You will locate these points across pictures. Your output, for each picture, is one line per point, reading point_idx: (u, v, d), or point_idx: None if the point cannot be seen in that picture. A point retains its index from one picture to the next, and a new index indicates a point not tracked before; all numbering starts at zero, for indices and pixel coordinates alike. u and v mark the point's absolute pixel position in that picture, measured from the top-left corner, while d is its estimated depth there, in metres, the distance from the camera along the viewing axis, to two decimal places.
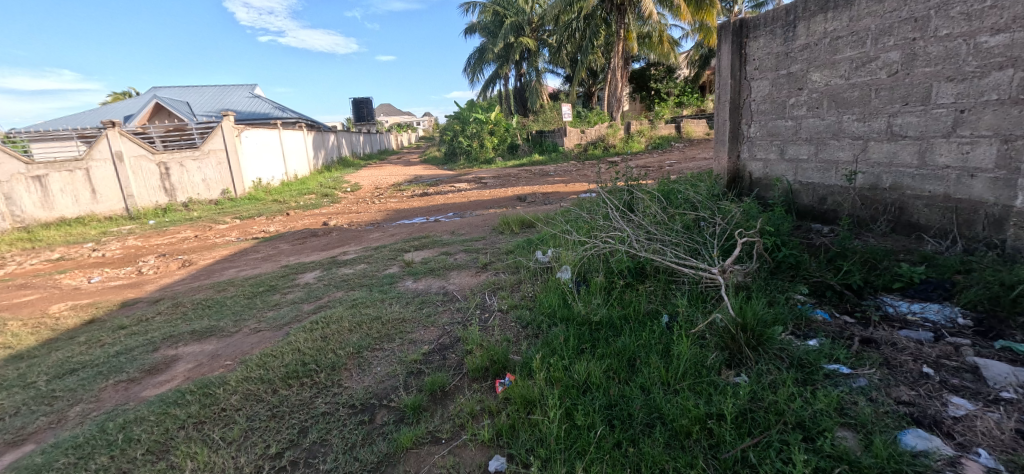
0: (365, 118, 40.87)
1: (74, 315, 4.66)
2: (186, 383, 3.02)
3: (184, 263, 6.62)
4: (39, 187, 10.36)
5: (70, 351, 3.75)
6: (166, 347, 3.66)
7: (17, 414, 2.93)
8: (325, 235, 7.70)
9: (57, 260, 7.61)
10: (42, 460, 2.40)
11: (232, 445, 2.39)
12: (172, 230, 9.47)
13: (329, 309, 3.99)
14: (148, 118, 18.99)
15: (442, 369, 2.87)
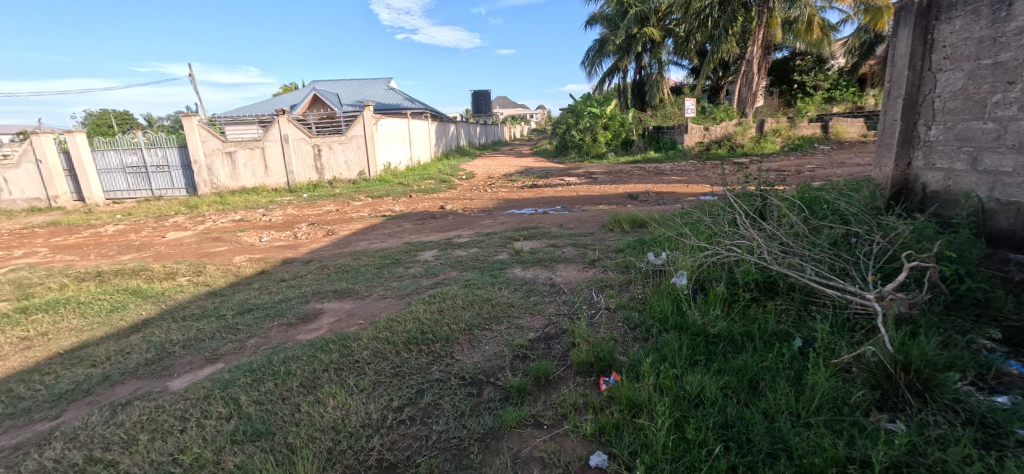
0: (482, 110, 42.64)
1: (250, 266, 5.62)
2: (330, 334, 3.46)
3: (328, 232, 7.58)
4: (230, 162, 13.01)
5: (248, 294, 4.55)
6: (314, 301, 4.25)
7: (214, 337, 3.65)
8: (442, 218, 8.23)
9: (239, 221, 9.22)
10: (228, 376, 2.95)
11: (363, 392, 2.69)
12: (320, 203, 10.87)
13: (444, 286, 4.26)
14: (308, 107, 21.95)
15: (547, 357, 2.92)
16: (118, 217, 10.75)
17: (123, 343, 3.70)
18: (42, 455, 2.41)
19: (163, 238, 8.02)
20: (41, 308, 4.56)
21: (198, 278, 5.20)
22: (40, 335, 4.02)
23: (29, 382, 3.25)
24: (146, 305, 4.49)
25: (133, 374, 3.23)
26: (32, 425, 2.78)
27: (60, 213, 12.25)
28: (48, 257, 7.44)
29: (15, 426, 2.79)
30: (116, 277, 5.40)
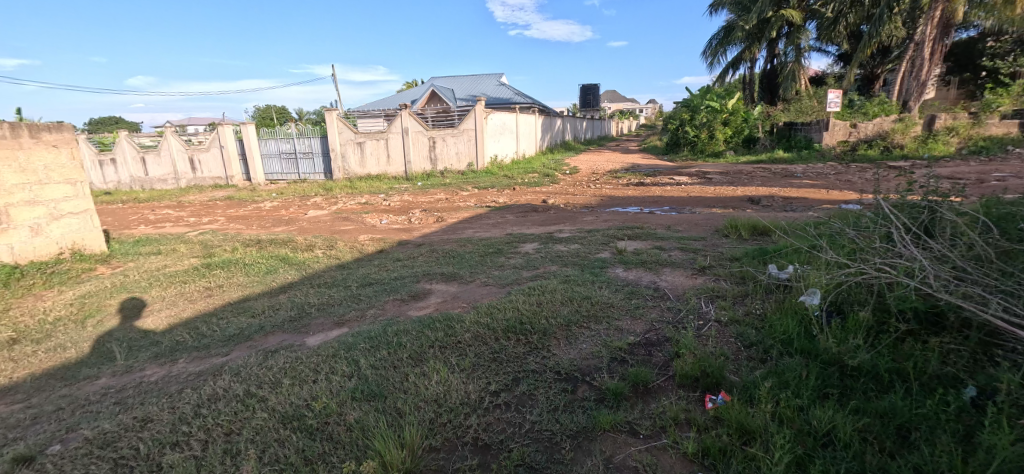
0: (590, 104, 41.87)
1: (371, 245, 6.16)
2: (436, 313, 3.66)
3: (438, 218, 8.01)
4: (359, 151, 14.42)
5: (369, 269, 5.00)
6: (424, 281, 4.52)
7: (341, 304, 4.07)
8: (544, 212, 8.25)
9: (364, 204, 10.16)
10: (350, 340, 3.27)
11: (463, 372, 2.80)
12: (432, 191, 11.55)
13: (544, 280, 4.27)
14: (426, 101, 23.42)
15: (647, 364, 2.77)
16: (273, 195, 12.51)
17: (274, 300, 4.29)
18: (215, 383, 2.89)
19: (305, 215, 9.15)
20: (218, 266, 5.49)
21: (330, 252, 5.83)
22: (217, 287, 4.84)
23: (208, 323, 3.94)
24: (291, 271, 5.16)
25: (281, 327, 3.74)
26: (208, 358, 3.36)
27: (232, 190, 14.61)
28: (223, 224, 8.92)
29: (200, 357, 3.40)
30: (270, 245, 6.28)
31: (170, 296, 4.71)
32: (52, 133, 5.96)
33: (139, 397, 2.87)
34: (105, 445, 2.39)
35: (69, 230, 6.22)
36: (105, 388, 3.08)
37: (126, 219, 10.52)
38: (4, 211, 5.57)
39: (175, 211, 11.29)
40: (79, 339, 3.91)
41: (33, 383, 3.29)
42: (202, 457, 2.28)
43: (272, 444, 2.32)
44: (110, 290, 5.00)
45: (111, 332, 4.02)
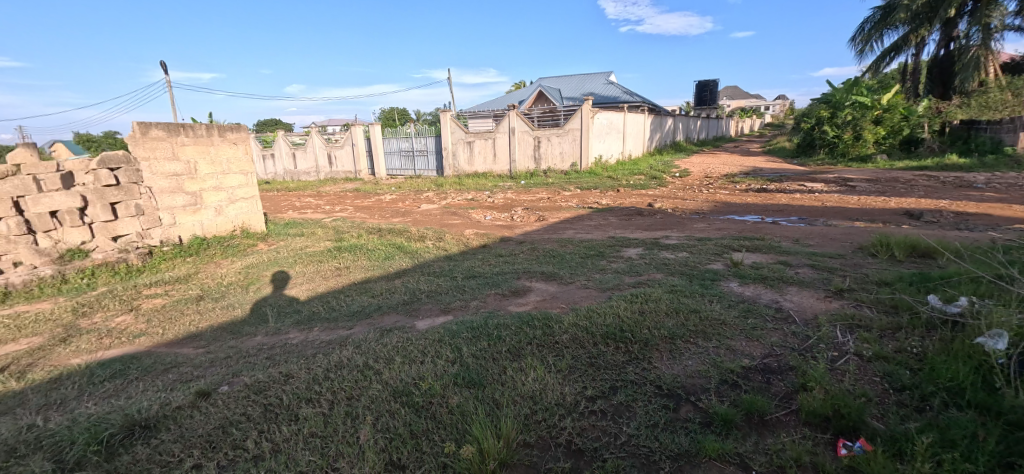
0: (706, 101, 39.17)
1: (475, 239, 6.37)
2: (535, 311, 3.66)
3: (540, 217, 8.04)
4: (468, 150, 15.10)
5: (474, 262, 5.17)
6: (524, 278, 4.56)
7: (448, 293, 4.25)
8: (650, 216, 7.87)
9: (471, 200, 10.61)
10: (455, 328, 3.41)
11: (560, 373, 2.75)
12: (534, 190, 11.67)
13: (647, 287, 4.05)
14: (533, 101, 23.73)
15: (764, 393, 2.49)
16: (393, 189, 13.61)
17: (391, 284, 4.64)
18: (340, 353, 3.21)
19: (419, 208, 9.81)
20: (346, 249, 6.10)
21: (440, 243, 6.16)
22: (346, 268, 5.37)
23: (337, 299, 4.39)
24: (406, 258, 5.54)
25: (395, 308, 4.02)
26: (337, 330, 3.75)
27: (359, 183, 16.21)
28: (351, 213, 9.91)
29: (330, 327, 3.81)
30: (389, 234, 6.83)
31: (309, 272, 5.34)
32: (234, 132, 7.08)
33: (283, 357, 3.30)
34: (258, 392, 2.79)
35: (240, 212, 7.35)
36: (260, 345, 3.60)
37: (278, 205, 12.21)
38: (197, 195, 6.75)
39: (315, 200, 12.82)
40: (243, 302, 4.60)
41: (212, 333, 3.94)
42: (329, 415, 2.54)
43: (384, 414, 2.50)
44: (266, 263, 5.82)
45: (266, 298, 4.67)
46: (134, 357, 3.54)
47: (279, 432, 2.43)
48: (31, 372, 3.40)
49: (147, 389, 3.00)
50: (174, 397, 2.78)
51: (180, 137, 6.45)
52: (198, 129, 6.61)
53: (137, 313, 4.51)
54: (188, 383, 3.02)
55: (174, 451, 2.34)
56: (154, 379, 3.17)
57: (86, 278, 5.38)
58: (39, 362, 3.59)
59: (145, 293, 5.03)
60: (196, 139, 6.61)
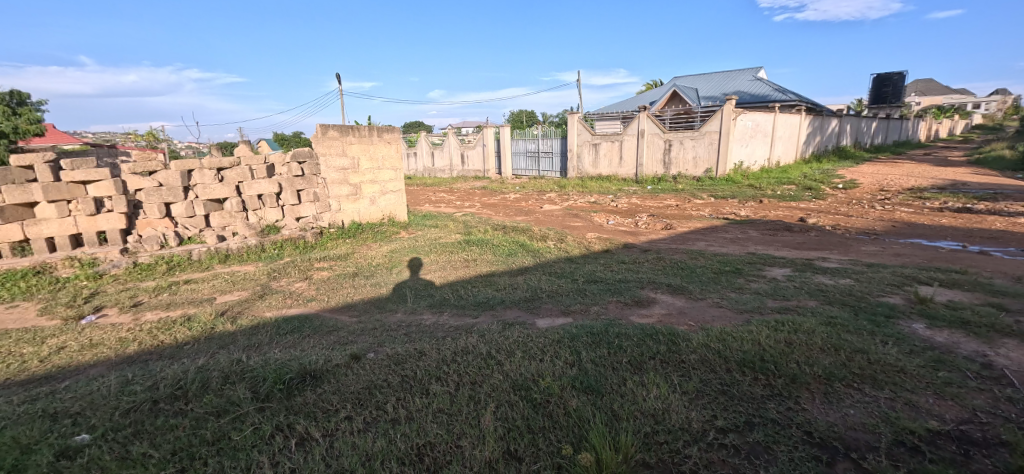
0: (886, 99, 33.19)
1: (598, 243, 6.20)
2: (661, 325, 3.42)
3: (668, 225, 7.55)
4: (594, 152, 14.89)
5: (595, 266, 5.03)
6: (649, 289, 4.30)
7: (568, 295, 4.19)
8: (802, 233, 6.89)
9: (594, 203, 10.40)
10: (574, 331, 3.35)
11: (686, 395, 2.52)
12: (663, 196, 11.03)
13: (796, 315, 3.52)
14: (668, 102, 22.46)
15: (959, 469, 1.97)
16: (518, 189, 13.98)
17: (514, 279, 4.73)
18: (466, 339, 3.38)
19: (543, 209, 9.91)
20: (474, 243, 6.40)
21: (562, 244, 6.12)
22: (473, 260, 5.63)
23: (465, 288, 4.61)
24: (528, 256, 5.61)
25: (517, 304, 4.10)
26: (464, 317, 3.96)
27: (488, 181, 16.98)
28: (479, 209, 10.41)
29: (458, 314, 4.03)
30: (513, 232, 7.00)
31: (441, 261, 5.71)
32: (390, 133, 7.91)
33: (417, 335, 3.60)
34: (397, 363, 3.09)
35: (389, 203, 8.17)
36: (400, 321, 3.96)
37: (417, 198, 13.36)
38: (358, 186, 7.69)
39: (448, 195, 13.75)
40: (386, 282, 5.10)
41: (363, 305, 4.45)
42: (454, 396, 2.68)
43: (503, 404, 2.56)
44: (407, 250, 6.40)
45: (405, 280, 5.12)
46: (308, 317, 4.16)
47: (413, 402, 2.64)
48: (241, 317, 4.22)
49: (316, 345, 3.50)
50: (333, 356, 3.20)
51: (349, 137, 7.44)
52: (362, 130, 7.56)
53: (310, 281, 5.30)
54: (344, 346, 3.45)
55: (332, 402, 2.68)
56: (319, 338, 3.69)
57: (277, 249, 6.51)
58: (246, 310, 4.44)
59: (316, 265, 5.89)
60: (361, 139, 7.56)
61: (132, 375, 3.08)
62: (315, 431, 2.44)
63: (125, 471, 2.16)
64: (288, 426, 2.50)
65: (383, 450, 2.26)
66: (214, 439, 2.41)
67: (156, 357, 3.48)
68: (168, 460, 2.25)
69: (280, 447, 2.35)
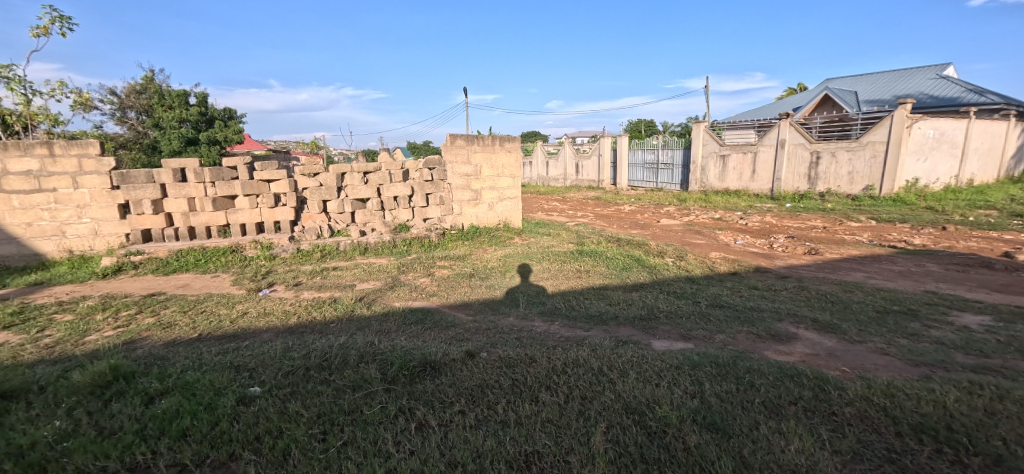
0: None
1: (725, 264, 5.67)
2: (805, 366, 2.98)
3: (811, 250, 6.64)
4: (721, 165, 13.78)
5: (721, 290, 4.58)
6: (789, 323, 3.78)
7: (690, 319, 3.86)
8: (1004, 271, 5.55)
9: (718, 219, 9.59)
10: (696, 359, 3.07)
11: (837, 455, 2.14)
12: (805, 216, 9.79)
13: (997, 378, 2.81)
14: (816, 109, 19.92)
15: None
16: (633, 200, 13.48)
17: (629, 295, 4.51)
18: (578, 352, 3.31)
19: (660, 223, 9.39)
20: (587, 254, 6.27)
21: (682, 262, 5.72)
22: (586, 271, 5.50)
23: (577, 300, 4.51)
24: (644, 272, 5.32)
25: (632, 322, 3.89)
26: (575, 328, 3.87)
27: (601, 191, 16.70)
28: (592, 220, 10.22)
29: (570, 325, 3.95)
30: (628, 245, 6.72)
31: (554, 269, 5.69)
32: (511, 142, 8.09)
33: (529, 341, 3.61)
34: (509, 366, 3.13)
35: (506, 209, 8.34)
36: (512, 325, 4.01)
37: (530, 206, 13.61)
38: (479, 192, 8.02)
39: (561, 204, 13.77)
40: (500, 286, 5.22)
41: (479, 305, 4.61)
42: (563, 408, 2.63)
43: (616, 426, 2.43)
44: (520, 255, 6.50)
45: (518, 285, 5.18)
46: (430, 310, 4.44)
47: (523, 408, 2.64)
48: (374, 304, 4.65)
49: (436, 338, 3.70)
50: (450, 351, 3.34)
51: (474, 146, 7.83)
52: (486, 140, 7.89)
53: (432, 277, 5.64)
54: (460, 343, 3.58)
55: (448, 394, 2.79)
56: (439, 331, 3.89)
57: (405, 247, 7.09)
58: (380, 298, 4.89)
59: (437, 263, 6.26)
60: (484, 148, 7.90)
61: (291, 343, 3.57)
62: (432, 419, 2.56)
63: (283, 423, 2.52)
64: (409, 410, 2.65)
65: (492, 450, 2.29)
66: (350, 410, 2.66)
67: (310, 329, 3.99)
68: (314, 421, 2.55)
69: (401, 429, 2.50)
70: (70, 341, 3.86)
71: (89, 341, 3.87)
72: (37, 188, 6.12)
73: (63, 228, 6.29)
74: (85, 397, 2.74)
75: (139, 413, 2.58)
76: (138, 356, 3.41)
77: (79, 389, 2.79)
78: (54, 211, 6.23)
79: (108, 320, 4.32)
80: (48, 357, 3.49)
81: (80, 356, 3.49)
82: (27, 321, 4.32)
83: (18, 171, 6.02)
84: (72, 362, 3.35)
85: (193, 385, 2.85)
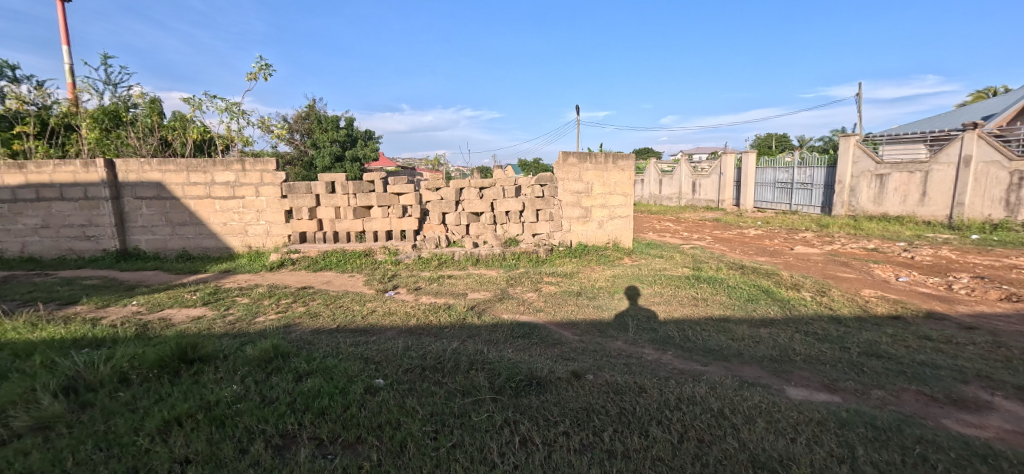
0: None
1: (883, 305, 4.79)
2: (1005, 447, 2.37)
3: (1009, 295, 5.34)
4: (878, 185, 11.85)
5: (878, 336, 3.87)
6: (978, 387, 3.04)
7: (835, 366, 3.32)
8: None
9: (872, 250, 8.25)
10: (844, 416, 2.62)
11: None
12: (999, 251, 7.98)
13: None
14: (1011, 119, 16.30)
15: None
16: (760, 223, 12.23)
17: (755, 331, 4.03)
18: (694, 387, 3.03)
19: (794, 250, 8.35)
20: (705, 281, 5.77)
21: (824, 298, 4.98)
22: (704, 299, 5.05)
23: (694, 330, 4.14)
24: (774, 306, 4.73)
25: (760, 362, 3.46)
26: (692, 361, 3.55)
27: (722, 212, 15.48)
28: (711, 243, 9.46)
29: (684, 357, 3.63)
30: (754, 274, 6.06)
31: (667, 294, 5.33)
32: (625, 160, 7.85)
33: (639, 369, 3.38)
34: (616, 392, 2.96)
35: (616, 228, 8.06)
36: (620, 349, 3.82)
37: (642, 225, 13.06)
38: (589, 210, 7.89)
39: (674, 225, 13.01)
40: (609, 307, 5.01)
41: (586, 325, 4.46)
42: (678, 448, 2.40)
43: None
44: (630, 277, 6.22)
45: (628, 309, 4.93)
46: (536, 326, 4.41)
47: (631, 440, 2.46)
48: (484, 314, 4.75)
49: (542, 354, 3.65)
50: (556, 368, 3.27)
51: (587, 164, 7.74)
52: (599, 157, 7.76)
53: (540, 293, 5.63)
54: (566, 362, 3.49)
55: (553, 412, 2.71)
56: (545, 348, 3.83)
57: (515, 260, 7.22)
58: (489, 308, 5.00)
59: (544, 279, 6.26)
60: (596, 166, 7.77)
61: (411, 343, 3.78)
62: (537, 436, 2.49)
63: (401, 416, 2.65)
64: (514, 423, 2.62)
65: None
66: (460, 413, 2.71)
67: (427, 332, 4.20)
68: (427, 419, 2.64)
69: (505, 441, 2.47)
70: (245, 320, 4.55)
71: (258, 321, 4.53)
72: (232, 194, 7.40)
73: (246, 228, 7.51)
74: (254, 367, 3.19)
75: (291, 388, 2.92)
76: (292, 339, 3.89)
77: (250, 359, 3.27)
78: (241, 214, 7.47)
79: (271, 305, 5.04)
80: (231, 331, 4.16)
81: (253, 333, 4.10)
82: (217, 300, 5.22)
83: (220, 181, 7.34)
84: (247, 337, 3.94)
85: (330, 370, 3.16)
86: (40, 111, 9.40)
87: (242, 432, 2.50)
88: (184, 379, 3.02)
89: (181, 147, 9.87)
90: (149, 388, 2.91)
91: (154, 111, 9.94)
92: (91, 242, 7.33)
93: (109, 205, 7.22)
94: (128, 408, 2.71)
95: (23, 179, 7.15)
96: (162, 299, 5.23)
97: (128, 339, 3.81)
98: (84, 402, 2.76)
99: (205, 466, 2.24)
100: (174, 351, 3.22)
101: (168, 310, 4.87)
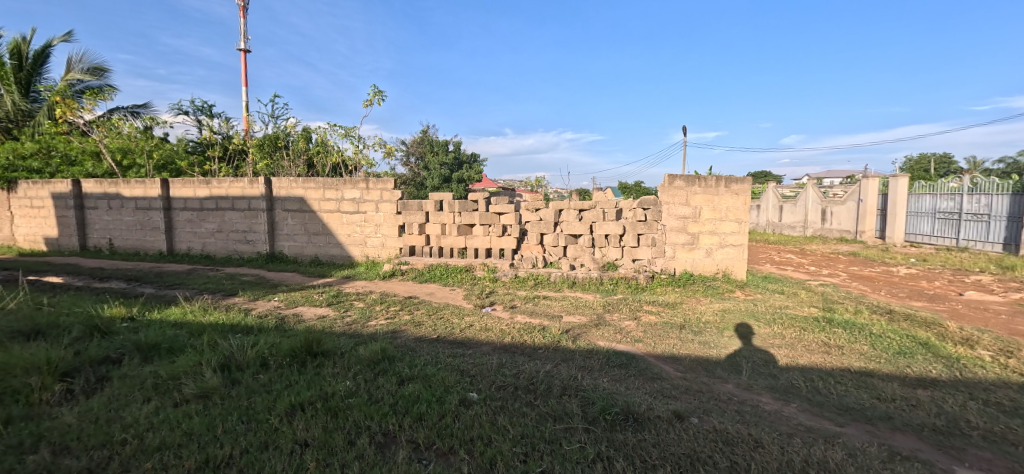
0: None
1: None
2: None
3: None
4: None
5: None
6: None
7: None
8: None
9: None
10: None
11: None
12: None
13: None
14: None
15: None
16: (912, 261, 10.43)
17: (910, 392, 3.34)
18: (826, 449, 2.56)
19: (962, 297, 6.92)
20: (840, 324, 4.99)
21: (1011, 360, 3.98)
22: (837, 346, 4.36)
23: (826, 382, 3.54)
24: (935, 363, 3.91)
25: (917, 431, 2.84)
26: (823, 417, 3.04)
27: (859, 246, 13.52)
28: (846, 281, 8.23)
29: (814, 412, 3.11)
30: (906, 321, 5.11)
31: (789, 337, 4.68)
32: (740, 183, 7.20)
33: (755, 419, 2.96)
34: (727, 442, 2.61)
35: (727, 257, 7.36)
36: (731, 394, 3.40)
37: (757, 256, 11.89)
38: (696, 236, 7.33)
39: (798, 257, 11.63)
40: (719, 344, 4.53)
41: (692, 362, 4.07)
42: None
43: None
44: (744, 312, 5.62)
45: (740, 349, 4.39)
46: (634, 357, 4.11)
47: None
48: (580, 340, 4.55)
49: (642, 388, 3.38)
50: (656, 406, 2.98)
51: (695, 187, 7.25)
52: (709, 181, 7.23)
53: (639, 322, 5.28)
54: (666, 400, 3.18)
55: (652, 454, 2.45)
56: (643, 381, 3.55)
57: (612, 285, 6.93)
58: (584, 334, 4.79)
59: (644, 307, 5.90)
60: (705, 190, 7.24)
61: (504, 360, 3.74)
62: None
63: (493, 434, 2.59)
64: (608, 459, 2.41)
65: None
66: (551, 439, 2.57)
67: (521, 351, 4.14)
68: (518, 440, 2.54)
69: None
70: (360, 322, 4.88)
71: (370, 324, 4.83)
72: (356, 209, 8.11)
73: (365, 240, 8.17)
74: (364, 366, 3.36)
75: (394, 391, 3.01)
76: (398, 344, 4.07)
77: (362, 359, 3.45)
78: (361, 228, 8.15)
79: (382, 311, 5.35)
80: (347, 331, 4.48)
81: (365, 335, 4.37)
82: (338, 302, 5.69)
83: (348, 197, 8.10)
84: (360, 338, 4.20)
85: (430, 378, 3.22)
86: (224, 139, 11.34)
87: (351, 426, 2.61)
88: (308, 370, 3.29)
89: (322, 168, 11.21)
90: (282, 374, 3.21)
91: (305, 138, 11.49)
92: (249, 245, 8.53)
93: (265, 215, 8.35)
94: (264, 389, 3.01)
95: (208, 192, 8.62)
96: (297, 297, 5.86)
97: (269, 329, 4.28)
98: (234, 379, 3.13)
99: (320, 451, 2.36)
100: (303, 344, 3.53)
101: (300, 308, 5.42)
